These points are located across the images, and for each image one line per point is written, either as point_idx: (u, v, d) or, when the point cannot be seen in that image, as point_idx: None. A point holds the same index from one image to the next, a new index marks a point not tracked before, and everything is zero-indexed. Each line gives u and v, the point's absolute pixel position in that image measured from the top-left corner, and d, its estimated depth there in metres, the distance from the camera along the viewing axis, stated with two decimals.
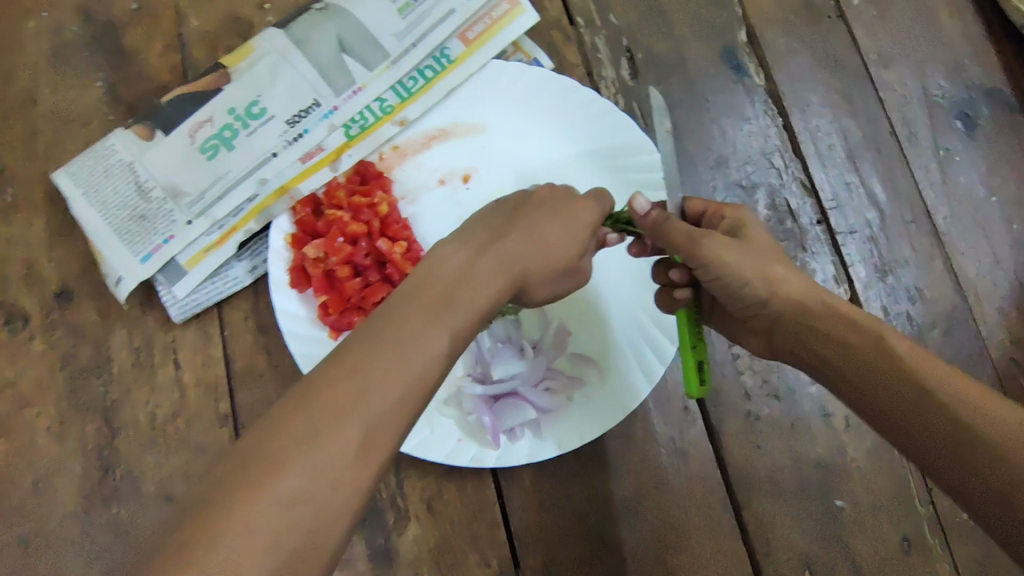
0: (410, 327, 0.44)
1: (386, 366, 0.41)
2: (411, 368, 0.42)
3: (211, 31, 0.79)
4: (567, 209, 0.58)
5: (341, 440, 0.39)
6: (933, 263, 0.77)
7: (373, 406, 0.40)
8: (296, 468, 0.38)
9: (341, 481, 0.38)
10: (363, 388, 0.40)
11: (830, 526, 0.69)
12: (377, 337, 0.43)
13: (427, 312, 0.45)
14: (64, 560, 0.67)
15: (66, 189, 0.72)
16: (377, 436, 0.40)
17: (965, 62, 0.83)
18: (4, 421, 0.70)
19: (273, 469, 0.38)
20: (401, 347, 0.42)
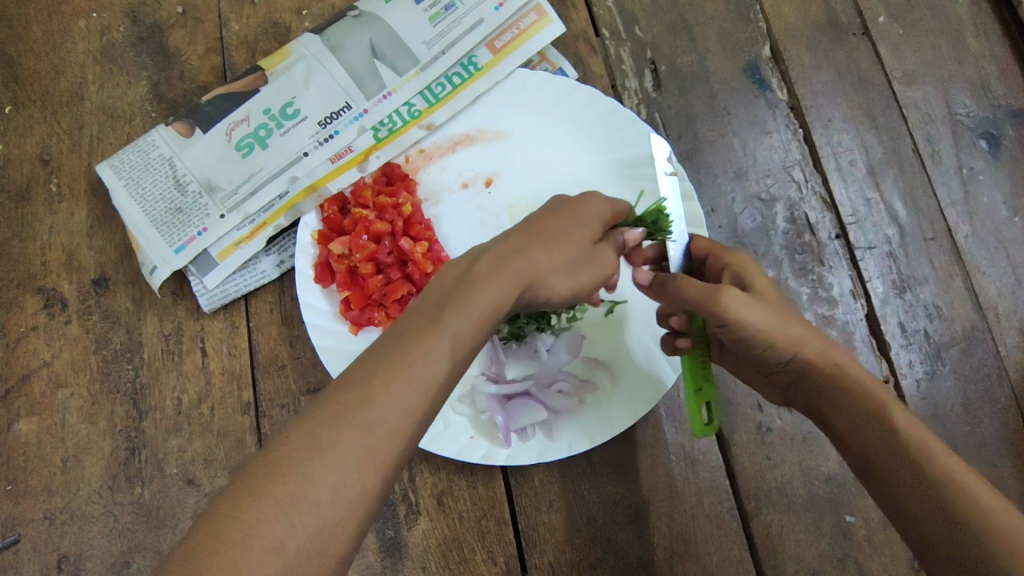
0: (411, 334, 0.45)
1: (391, 371, 0.43)
2: (415, 374, 0.43)
3: (250, 34, 0.83)
4: (569, 208, 0.57)
5: (342, 444, 0.40)
6: (952, 281, 0.77)
7: (371, 413, 0.42)
8: (299, 472, 0.39)
9: (343, 486, 0.39)
10: (365, 396, 0.42)
11: (839, 541, 0.69)
12: (380, 350, 0.45)
13: (426, 316, 0.47)
14: (89, 535, 0.69)
15: (108, 181, 0.76)
16: (381, 439, 0.41)
17: (991, 82, 0.83)
18: (39, 400, 0.73)
19: (275, 476, 0.39)
20: (403, 355, 0.44)
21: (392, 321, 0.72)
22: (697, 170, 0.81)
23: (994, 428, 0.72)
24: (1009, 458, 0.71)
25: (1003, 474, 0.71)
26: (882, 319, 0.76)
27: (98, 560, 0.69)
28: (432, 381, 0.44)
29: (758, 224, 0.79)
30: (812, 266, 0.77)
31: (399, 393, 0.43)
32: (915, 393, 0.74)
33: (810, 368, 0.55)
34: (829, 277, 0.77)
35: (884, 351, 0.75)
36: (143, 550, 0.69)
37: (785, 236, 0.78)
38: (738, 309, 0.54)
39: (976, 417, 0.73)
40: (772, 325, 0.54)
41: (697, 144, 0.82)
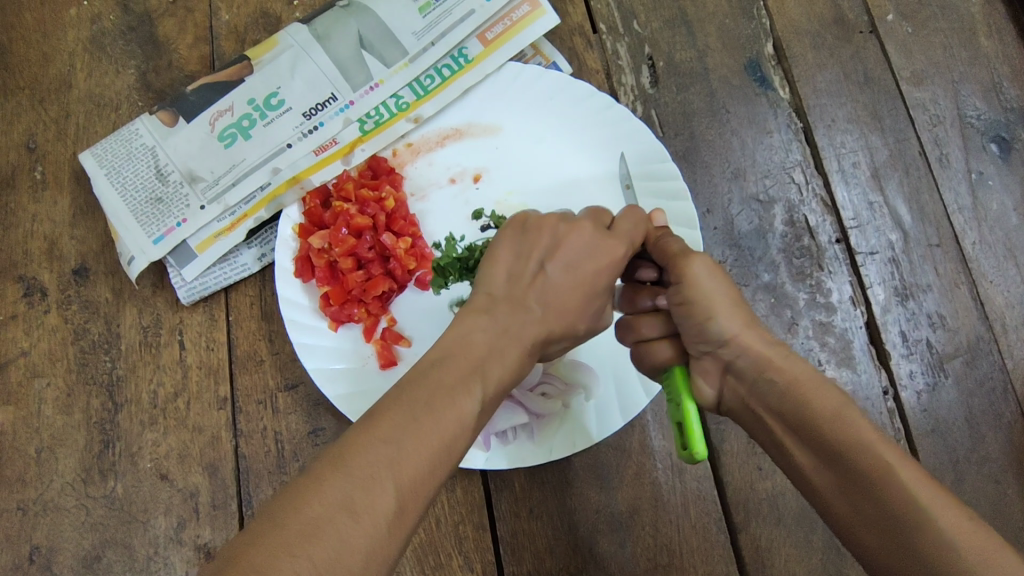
0: (444, 388, 0.43)
1: (428, 427, 0.41)
2: (444, 434, 0.41)
3: (240, 25, 0.82)
4: (597, 258, 0.53)
5: (376, 506, 0.37)
6: (958, 289, 0.74)
7: (407, 471, 0.39)
8: (334, 536, 0.35)
9: (374, 554, 0.36)
10: (399, 452, 0.39)
11: (832, 557, 0.66)
12: (416, 399, 0.42)
13: (458, 379, 0.44)
14: (60, 528, 0.68)
15: (90, 169, 0.75)
16: (409, 503, 0.38)
17: (1003, 84, 0.79)
18: (17, 390, 0.72)
19: (309, 541, 0.35)
20: (435, 411, 0.41)
21: (372, 318, 0.70)
22: (693, 169, 0.78)
23: (998, 445, 0.69)
24: (1014, 475, 0.68)
25: (1007, 492, 0.67)
26: (883, 327, 0.73)
27: (69, 554, 0.68)
28: (456, 439, 0.42)
29: (754, 226, 0.76)
30: (810, 270, 0.75)
31: (431, 456, 0.40)
32: (915, 406, 0.71)
33: (752, 350, 0.52)
34: (827, 283, 0.74)
35: (884, 361, 0.72)
36: (114, 545, 0.68)
37: (783, 238, 0.76)
38: (700, 274, 0.54)
39: (979, 432, 0.69)
40: (720, 300, 0.54)
41: (694, 143, 0.79)
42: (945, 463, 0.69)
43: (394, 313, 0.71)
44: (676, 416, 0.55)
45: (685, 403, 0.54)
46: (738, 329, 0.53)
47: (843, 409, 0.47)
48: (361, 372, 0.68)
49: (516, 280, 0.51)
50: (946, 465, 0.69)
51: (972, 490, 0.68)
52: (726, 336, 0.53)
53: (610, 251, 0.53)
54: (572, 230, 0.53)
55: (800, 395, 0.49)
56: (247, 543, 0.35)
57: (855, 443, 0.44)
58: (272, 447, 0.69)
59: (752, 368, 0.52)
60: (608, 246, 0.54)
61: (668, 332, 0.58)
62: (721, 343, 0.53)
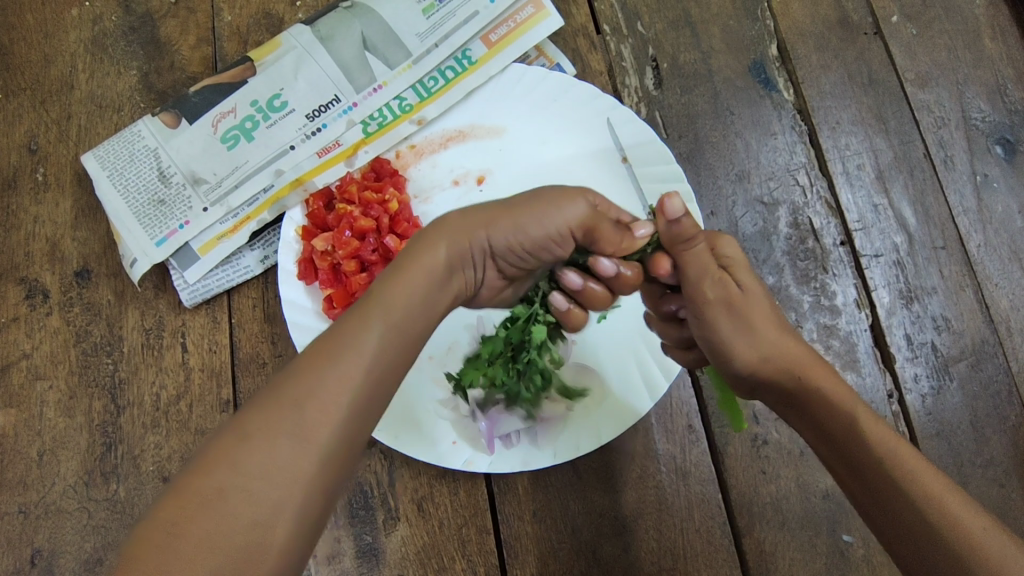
0: (347, 317, 0.45)
1: (319, 355, 0.42)
2: (333, 352, 0.42)
3: (243, 25, 0.82)
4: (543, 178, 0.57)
5: (272, 431, 0.40)
6: (963, 292, 0.73)
7: (297, 397, 0.41)
8: (230, 464, 0.39)
9: (274, 475, 0.39)
10: (291, 379, 0.41)
11: (838, 563, 0.66)
12: (320, 336, 0.44)
13: (358, 307, 0.45)
14: (61, 531, 0.68)
15: (91, 170, 0.75)
16: (311, 423, 0.40)
17: (1008, 86, 0.79)
18: (18, 392, 0.72)
19: (209, 473, 0.38)
20: (334, 336, 0.43)
21: None
22: (697, 171, 0.78)
23: (1002, 448, 0.69)
24: (1018, 478, 0.68)
25: (1012, 496, 0.67)
26: (888, 330, 0.73)
27: (71, 557, 0.68)
28: (356, 354, 0.43)
29: (759, 228, 0.76)
30: (814, 273, 0.74)
31: (321, 375, 0.41)
32: (920, 409, 0.70)
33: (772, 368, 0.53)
34: (832, 285, 0.74)
35: (889, 364, 0.72)
36: (116, 548, 0.68)
37: (787, 241, 0.75)
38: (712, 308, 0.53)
39: (984, 435, 0.69)
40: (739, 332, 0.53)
41: (699, 145, 0.79)
42: (949, 466, 0.68)
43: None
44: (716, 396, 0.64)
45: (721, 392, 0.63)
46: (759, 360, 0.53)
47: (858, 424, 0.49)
48: None
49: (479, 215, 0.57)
50: (951, 468, 0.68)
51: (977, 494, 0.67)
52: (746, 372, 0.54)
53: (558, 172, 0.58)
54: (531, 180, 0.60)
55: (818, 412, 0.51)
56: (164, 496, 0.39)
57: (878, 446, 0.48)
58: None
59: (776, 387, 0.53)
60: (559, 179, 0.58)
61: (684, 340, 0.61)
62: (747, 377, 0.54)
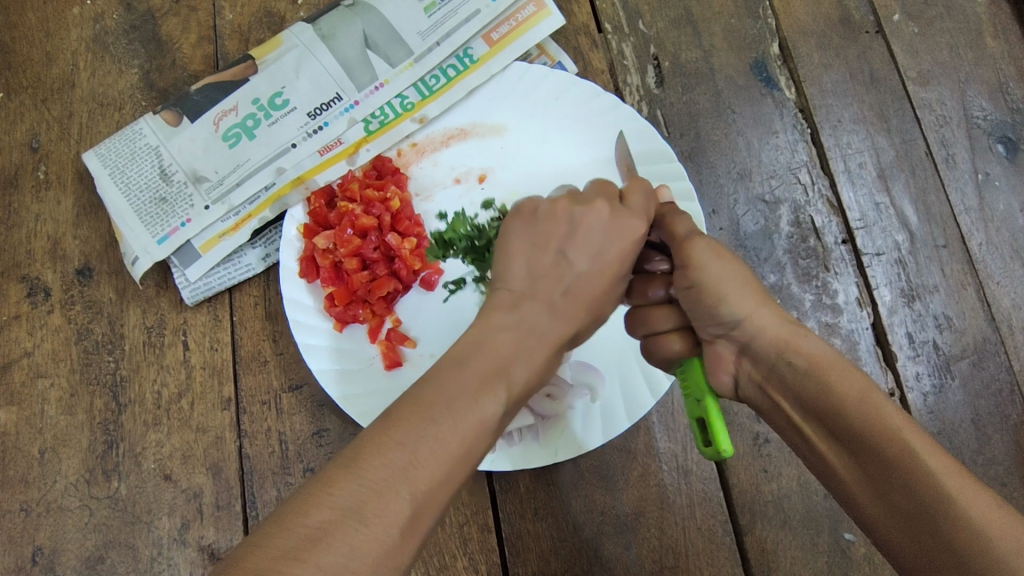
0: (464, 392, 0.42)
1: (441, 434, 0.40)
2: (461, 440, 0.40)
3: (244, 24, 0.82)
4: (620, 242, 0.51)
5: (387, 509, 0.37)
6: (965, 291, 0.73)
7: (420, 478, 0.38)
8: (344, 544, 0.35)
9: (384, 558, 0.36)
10: (416, 457, 0.39)
11: (839, 561, 0.66)
12: (437, 402, 0.41)
13: (482, 380, 0.43)
14: (63, 529, 0.68)
15: (93, 169, 0.75)
16: (423, 510, 0.38)
17: (1010, 85, 0.79)
18: (19, 390, 0.72)
19: (317, 547, 0.35)
20: (454, 416, 0.41)
21: (377, 318, 0.70)
22: (698, 169, 0.78)
23: (1004, 447, 0.69)
24: (1020, 478, 0.68)
25: (1013, 495, 0.67)
26: (890, 329, 0.73)
27: (72, 554, 0.68)
28: (474, 444, 0.41)
29: (760, 227, 0.76)
30: (816, 271, 0.74)
31: (446, 465, 0.39)
32: (921, 407, 0.70)
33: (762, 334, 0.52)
34: (833, 284, 0.74)
35: (890, 363, 0.72)
36: (117, 546, 0.68)
37: (789, 240, 0.75)
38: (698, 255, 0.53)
39: (986, 434, 0.69)
40: (722, 280, 0.53)
41: (700, 143, 0.79)
42: None
43: (399, 314, 0.71)
44: (696, 411, 0.54)
45: (707, 398, 0.54)
46: (752, 306, 0.52)
47: (870, 395, 0.47)
48: (365, 372, 0.68)
49: (538, 253, 0.50)
50: None
51: None
52: (738, 317, 0.52)
53: (634, 234, 0.52)
54: (592, 213, 0.51)
55: (825, 379, 0.49)
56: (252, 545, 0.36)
57: (885, 435, 0.45)
58: (277, 448, 0.69)
59: (768, 351, 0.52)
60: (625, 222, 0.52)
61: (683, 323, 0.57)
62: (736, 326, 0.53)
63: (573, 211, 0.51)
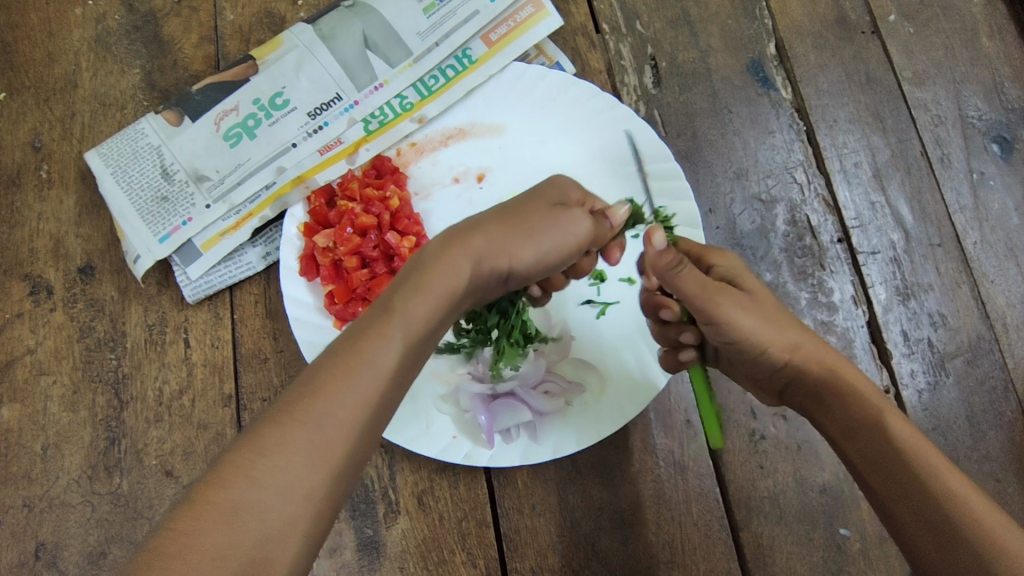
0: (358, 332, 0.45)
1: (334, 370, 0.42)
2: (354, 369, 0.43)
3: (245, 24, 0.82)
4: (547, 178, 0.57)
5: (288, 443, 0.39)
6: (959, 289, 0.74)
7: (319, 409, 0.41)
8: (246, 479, 0.38)
9: (291, 487, 0.39)
10: (313, 393, 0.41)
11: (834, 557, 0.66)
12: (332, 350, 0.44)
13: (374, 322, 0.45)
14: (64, 525, 0.69)
15: (96, 168, 0.75)
16: (324, 437, 0.40)
17: (1005, 85, 0.80)
18: (22, 387, 0.72)
19: (225, 487, 0.38)
20: (349, 352, 0.43)
21: None
22: (695, 169, 0.78)
23: (998, 443, 0.69)
24: (1015, 475, 0.68)
25: (1008, 491, 0.68)
26: (885, 327, 0.73)
27: (75, 549, 0.68)
28: (374, 372, 0.43)
29: (757, 226, 0.76)
30: (812, 270, 0.75)
31: (339, 394, 0.41)
32: (916, 404, 0.71)
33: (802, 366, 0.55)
34: (829, 282, 0.74)
35: (885, 360, 0.73)
36: (119, 542, 0.68)
37: (785, 239, 0.76)
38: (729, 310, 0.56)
39: (980, 431, 0.70)
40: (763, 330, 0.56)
41: (697, 143, 0.79)
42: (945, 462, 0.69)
43: None
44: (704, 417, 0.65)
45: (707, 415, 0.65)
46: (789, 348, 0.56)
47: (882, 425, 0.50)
48: None
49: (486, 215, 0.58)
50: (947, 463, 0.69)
51: None
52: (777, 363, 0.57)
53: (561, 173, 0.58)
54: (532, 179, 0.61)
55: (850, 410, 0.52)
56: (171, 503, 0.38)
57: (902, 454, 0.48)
58: None
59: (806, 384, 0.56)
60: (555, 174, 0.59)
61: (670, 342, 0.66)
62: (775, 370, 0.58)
63: None
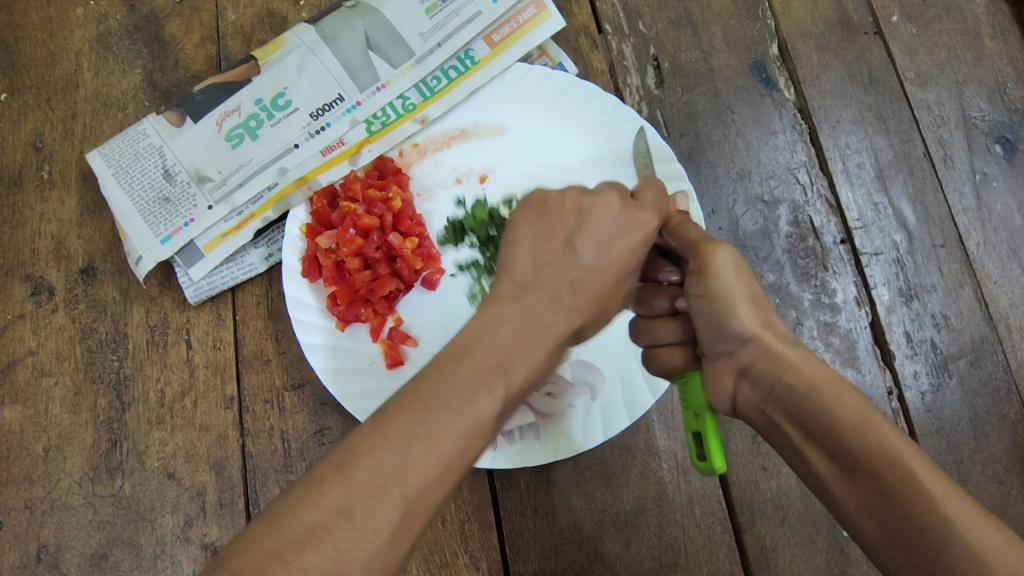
0: (461, 387, 0.43)
1: (433, 432, 0.40)
2: (454, 439, 0.41)
3: (247, 25, 0.82)
4: (630, 232, 0.54)
5: (379, 512, 0.38)
6: (962, 290, 0.74)
7: (413, 476, 0.39)
8: (333, 545, 0.36)
9: (372, 557, 0.37)
10: (409, 457, 0.39)
11: (837, 558, 0.66)
12: (427, 399, 0.42)
13: (479, 374, 0.44)
14: (66, 528, 0.69)
15: (97, 169, 0.75)
16: (413, 508, 0.39)
17: (1008, 85, 0.80)
18: (23, 388, 0.72)
19: (303, 549, 0.36)
20: (451, 415, 0.41)
21: (379, 317, 0.71)
22: (698, 169, 0.78)
23: (1002, 445, 0.69)
24: (1017, 475, 0.68)
25: (1011, 492, 0.68)
26: (888, 328, 0.73)
27: (77, 551, 0.68)
28: (472, 440, 0.42)
29: (760, 227, 0.76)
30: (815, 271, 0.75)
31: (437, 464, 0.40)
32: (919, 406, 0.71)
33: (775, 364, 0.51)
34: (832, 283, 0.74)
35: (888, 362, 0.73)
36: (121, 543, 0.68)
37: (789, 240, 0.76)
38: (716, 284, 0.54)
39: (984, 432, 0.70)
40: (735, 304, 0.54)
41: (699, 144, 0.79)
42: (948, 463, 0.69)
43: (399, 313, 0.71)
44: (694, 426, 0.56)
45: (707, 414, 0.55)
46: (756, 327, 0.53)
47: (869, 415, 0.46)
48: (366, 371, 0.69)
49: (550, 240, 0.53)
50: (950, 465, 0.69)
51: (977, 491, 0.68)
52: (746, 336, 0.53)
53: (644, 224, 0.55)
54: (602, 199, 0.55)
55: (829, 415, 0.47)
56: (243, 546, 0.36)
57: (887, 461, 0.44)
58: (279, 447, 0.70)
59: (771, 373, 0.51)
60: (637, 222, 0.55)
61: (684, 339, 0.59)
62: (739, 347, 0.53)
63: (581, 203, 0.55)
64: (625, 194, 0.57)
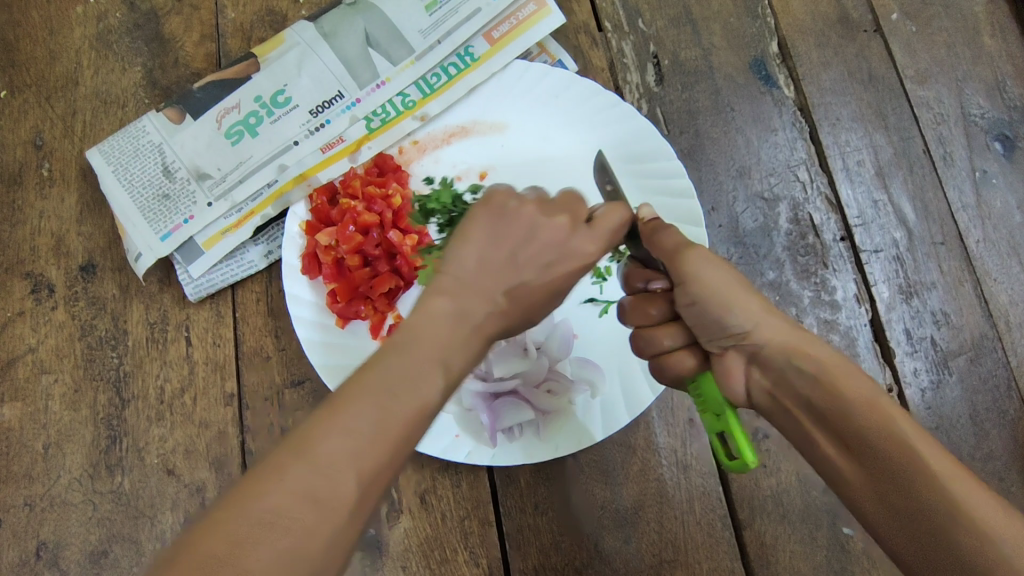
0: (416, 366, 0.41)
1: (392, 412, 0.39)
2: (407, 419, 0.39)
3: (247, 23, 0.82)
4: (575, 258, 0.50)
5: (339, 493, 0.37)
6: (962, 287, 0.74)
7: (373, 456, 0.38)
8: (297, 529, 0.36)
9: (335, 537, 0.37)
10: (368, 437, 0.38)
11: (837, 555, 0.66)
12: (383, 377, 0.40)
13: (427, 363, 0.41)
14: (66, 525, 0.69)
15: (97, 166, 0.75)
16: (372, 486, 0.38)
17: (1007, 83, 0.80)
18: (23, 385, 0.72)
19: (268, 533, 0.35)
20: (406, 393, 0.40)
21: (379, 314, 0.71)
22: (698, 166, 0.78)
23: (1002, 442, 0.69)
24: (1017, 473, 0.68)
25: (1011, 489, 0.68)
26: (888, 326, 0.73)
27: (76, 548, 0.68)
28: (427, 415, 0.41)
29: (760, 224, 0.76)
30: (815, 268, 0.75)
31: (394, 443, 0.39)
32: (919, 402, 0.71)
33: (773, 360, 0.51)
34: (832, 280, 0.74)
35: (888, 359, 0.73)
36: (121, 540, 0.68)
37: (788, 237, 0.76)
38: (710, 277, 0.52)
39: (984, 429, 0.70)
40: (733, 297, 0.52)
41: (699, 141, 0.79)
42: None
43: (399, 310, 0.72)
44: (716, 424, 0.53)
45: (725, 410, 0.52)
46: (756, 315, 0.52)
47: (875, 401, 0.46)
48: None
49: (492, 254, 0.47)
50: None
51: None
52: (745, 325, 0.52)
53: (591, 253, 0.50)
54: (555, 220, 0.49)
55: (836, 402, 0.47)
56: (202, 531, 0.35)
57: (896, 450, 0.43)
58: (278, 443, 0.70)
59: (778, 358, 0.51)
60: (581, 246, 0.50)
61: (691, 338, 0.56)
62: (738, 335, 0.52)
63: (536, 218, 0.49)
64: (581, 210, 0.51)
